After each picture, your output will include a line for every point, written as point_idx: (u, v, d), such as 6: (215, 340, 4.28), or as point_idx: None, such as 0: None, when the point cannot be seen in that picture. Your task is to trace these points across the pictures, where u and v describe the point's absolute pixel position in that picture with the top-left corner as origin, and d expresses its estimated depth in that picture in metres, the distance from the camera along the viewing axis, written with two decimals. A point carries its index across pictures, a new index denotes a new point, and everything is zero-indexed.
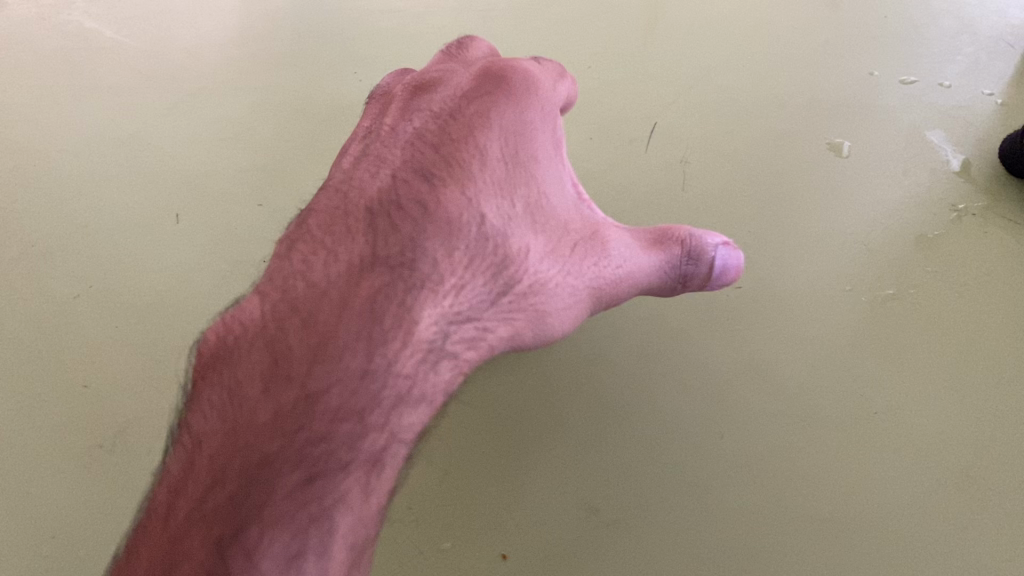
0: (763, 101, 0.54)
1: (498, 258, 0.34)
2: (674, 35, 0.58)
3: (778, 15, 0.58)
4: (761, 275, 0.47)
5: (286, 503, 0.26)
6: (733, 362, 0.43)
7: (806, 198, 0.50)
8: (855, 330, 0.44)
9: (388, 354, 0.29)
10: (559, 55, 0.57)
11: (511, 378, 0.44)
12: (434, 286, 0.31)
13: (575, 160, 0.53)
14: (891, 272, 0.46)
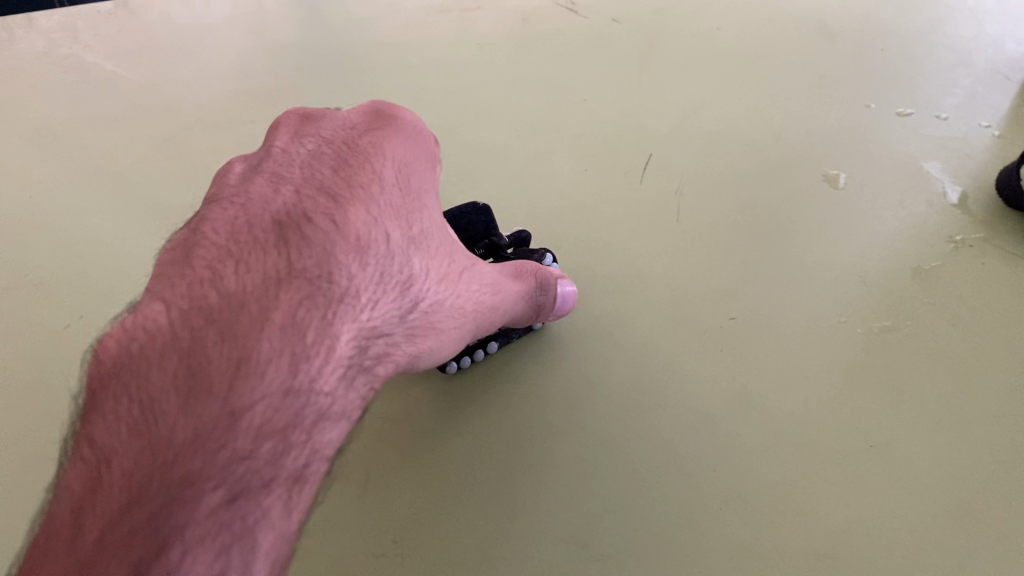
0: (760, 135, 0.55)
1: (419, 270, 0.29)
2: (675, 74, 0.60)
3: (777, 55, 0.60)
4: (755, 307, 0.46)
5: (207, 523, 0.21)
6: (725, 395, 0.43)
7: (801, 229, 0.50)
8: (848, 364, 0.44)
9: (309, 365, 0.24)
10: (562, 91, 0.59)
11: (499, 413, 0.43)
12: (354, 303, 0.26)
13: (568, 190, 0.53)
14: (887, 305, 0.46)
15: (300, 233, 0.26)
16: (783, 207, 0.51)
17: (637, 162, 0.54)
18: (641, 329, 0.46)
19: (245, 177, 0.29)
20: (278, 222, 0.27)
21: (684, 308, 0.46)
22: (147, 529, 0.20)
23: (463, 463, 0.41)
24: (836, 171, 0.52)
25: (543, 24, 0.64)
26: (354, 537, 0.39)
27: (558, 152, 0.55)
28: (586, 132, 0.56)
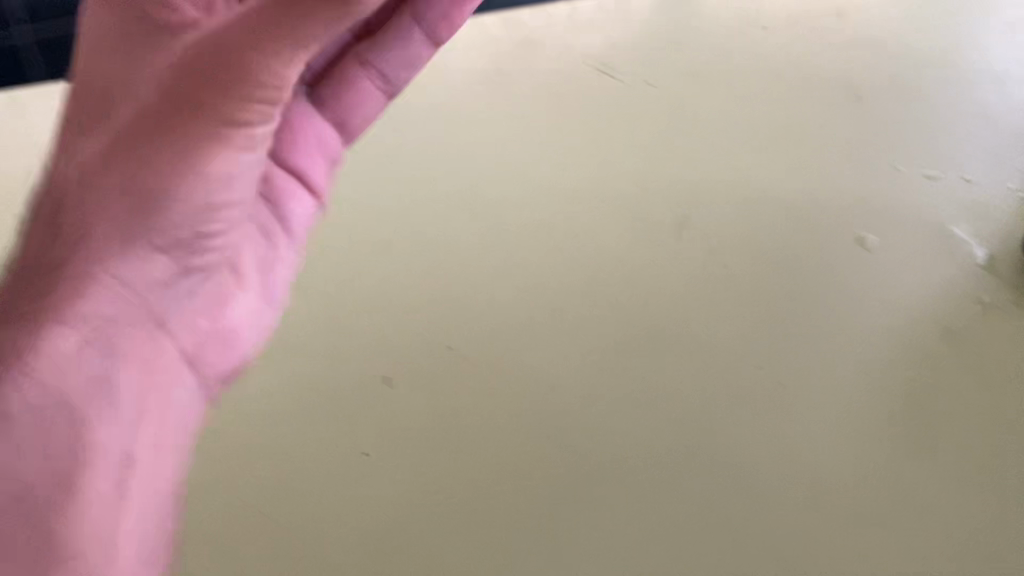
0: (793, 198, 0.57)
1: (297, 193, 0.43)
2: (707, 122, 0.61)
3: (808, 104, 0.61)
4: (790, 368, 0.52)
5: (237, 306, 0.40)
6: (766, 448, 0.50)
7: (836, 293, 0.54)
8: (874, 418, 0.50)
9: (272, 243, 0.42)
10: (596, 138, 0.60)
11: (563, 449, 0.50)
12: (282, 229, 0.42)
13: (608, 252, 0.56)
14: (912, 366, 0.51)
15: (179, 99, 0.34)
16: (813, 270, 0.55)
17: (671, 220, 0.56)
18: (664, 386, 0.52)
19: (110, 46, 0.37)
20: (177, 66, 0.34)
21: (728, 369, 0.52)
22: (74, 421, 0.34)
23: (549, 497, 0.49)
24: (864, 233, 0.56)
25: (579, 57, 0.64)
26: (222, 485, 0.51)
27: (596, 213, 0.57)
28: (623, 183, 0.58)
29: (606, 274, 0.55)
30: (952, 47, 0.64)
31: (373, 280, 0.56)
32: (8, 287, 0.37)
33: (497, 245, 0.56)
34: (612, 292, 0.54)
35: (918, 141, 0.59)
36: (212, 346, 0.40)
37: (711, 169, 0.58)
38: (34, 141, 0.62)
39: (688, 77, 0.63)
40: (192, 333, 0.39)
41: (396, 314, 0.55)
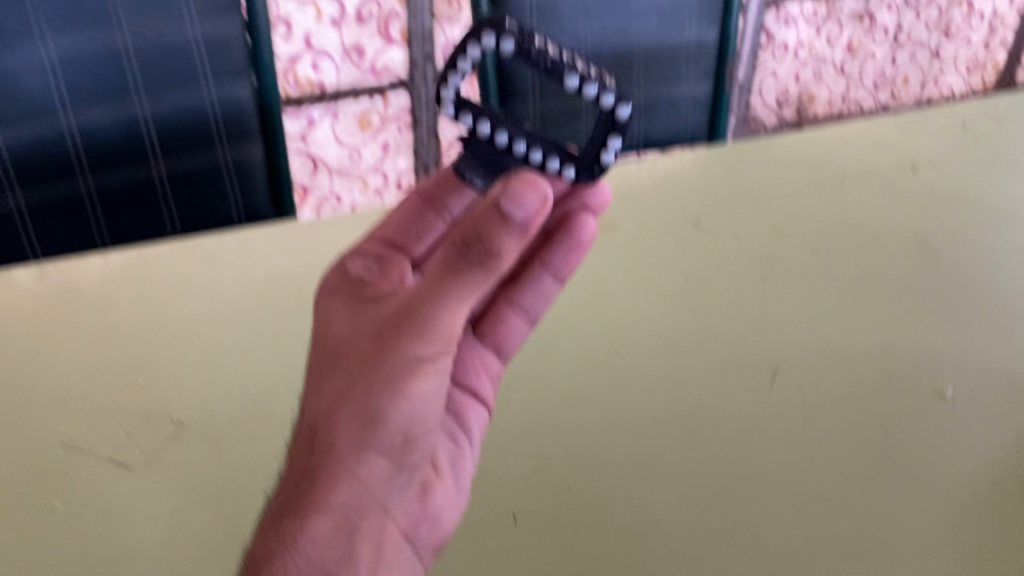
0: (875, 353, 0.67)
1: (473, 406, 0.61)
2: (793, 293, 0.73)
3: (882, 280, 0.74)
4: (892, 490, 0.58)
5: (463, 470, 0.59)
6: (881, 553, 0.55)
7: (923, 431, 0.61)
8: (975, 535, 0.55)
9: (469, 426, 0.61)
10: (695, 303, 0.72)
11: (689, 547, 0.56)
12: (475, 413, 0.61)
13: (707, 394, 0.64)
14: (1002, 493, 0.57)
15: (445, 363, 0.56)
16: (895, 416, 0.62)
17: (765, 374, 0.65)
18: (787, 518, 0.57)
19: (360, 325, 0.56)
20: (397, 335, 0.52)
21: (831, 489, 0.58)
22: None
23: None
24: (942, 384, 0.64)
25: (670, 249, 0.79)
26: None
27: (696, 363, 0.67)
28: (718, 343, 0.68)
29: (711, 420, 0.62)
30: (983, 239, 0.78)
31: (504, 428, 0.63)
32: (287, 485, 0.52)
33: (611, 391, 0.65)
34: (719, 436, 0.61)
35: (973, 309, 0.70)
36: (427, 509, 0.55)
37: (796, 333, 0.69)
38: (211, 301, 0.75)
39: (772, 262, 0.76)
40: (414, 504, 0.55)
41: (529, 458, 0.61)
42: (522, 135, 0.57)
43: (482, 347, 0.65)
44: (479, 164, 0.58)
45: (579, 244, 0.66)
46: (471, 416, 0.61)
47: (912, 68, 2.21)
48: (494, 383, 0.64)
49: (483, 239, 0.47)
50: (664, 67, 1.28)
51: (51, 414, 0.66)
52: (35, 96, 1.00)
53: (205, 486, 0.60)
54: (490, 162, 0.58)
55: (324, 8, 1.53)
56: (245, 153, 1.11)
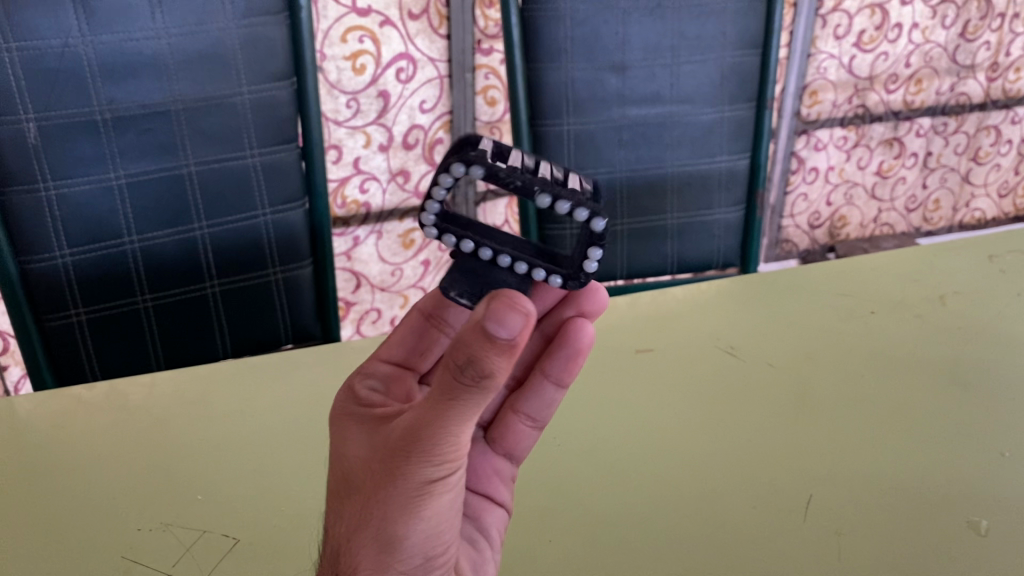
0: (907, 480, 0.68)
1: (490, 509, 0.65)
2: (825, 419, 0.75)
3: (913, 409, 0.76)
4: None
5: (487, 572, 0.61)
6: None
7: (960, 557, 0.61)
8: None
9: (487, 531, 0.63)
10: (730, 427, 0.74)
11: None
12: (493, 518, 0.64)
13: (741, 515, 0.65)
14: None
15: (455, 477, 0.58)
16: (934, 544, 0.62)
17: (798, 502, 0.66)
18: None
19: (365, 448, 0.60)
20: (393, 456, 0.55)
21: None
22: None
23: None
24: (976, 517, 0.64)
25: (703, 376, 0.81)
26: None
27: (729, 485, 0.68)
28: (751, 469, 0.69)
29: (748, 545, 0.63)
30: (1012, 372, 0.80)
31: (541, 547, 0.64)
32: None
33: (646, 513, 0.66)
34: (756, 561, 0.61)
35: (1003, 442, 0.71)
36: None
37: (828, 462, 0.70)
38: (262, 418, 0.79)
39: (805, 388, 0.79)
40: None
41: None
42: (505, 249, 0.63)
43: (493, 454, 0.70)
44: (466, 281, 0.63)
45: (574, 351, 0.71)
46: (488, 519, 0.64)
47: (942, 191, 2.26)
48: (509, 487, 0.68)
49: (471, 364, 0.49)
50: (697, 195, 1.33)
51: (109, 527, 0.67)
52: (103, 218, 1.04)
53: None
54: (478, 278, 0.63)
55: (374, 136, 1.60)
56: (295, 273, 1.17)
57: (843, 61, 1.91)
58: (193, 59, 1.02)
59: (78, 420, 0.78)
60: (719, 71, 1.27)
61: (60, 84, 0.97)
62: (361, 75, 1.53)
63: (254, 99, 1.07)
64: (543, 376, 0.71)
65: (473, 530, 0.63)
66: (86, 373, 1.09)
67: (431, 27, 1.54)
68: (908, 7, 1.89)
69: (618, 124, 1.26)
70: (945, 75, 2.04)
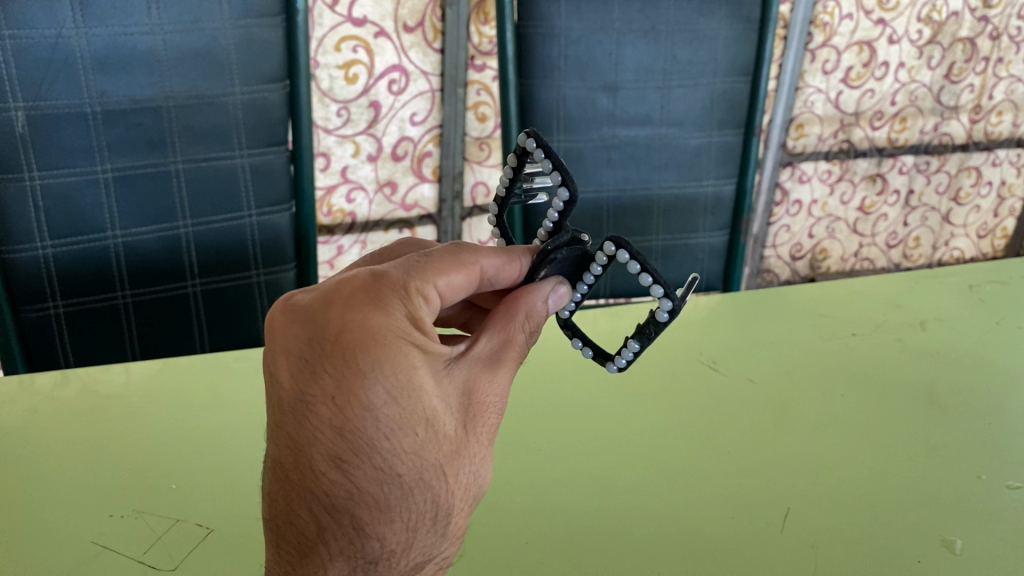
0: (880, 499, 0.68)
1: None
2: (802, 434, 0.75)
3: (889, 428, 0.76)
4: None
5: None
6: None
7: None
8: None
9: None
10: (710, 439, 0.75)
11: None
12: None
13: (717, 526, 0.65)
14: None
15: None
16: (909, 560, 0.62)
17: (776, 516, 0.66)
18: None
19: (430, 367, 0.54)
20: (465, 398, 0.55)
21: None
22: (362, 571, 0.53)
23: None
24: (951, 536, 0.64)
25: (685, 389, 0.81)
26: None
27: (707, 499, 0.68)
28: (732, 481, 0.70)
29: (725, 556, 0.62)
30: (989, 396, 0.81)
31: (516, 549, 0.63)
32: (332, 506, 0.51)
33: (622, 523, 0.66)
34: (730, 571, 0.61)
35: (980, 466, 0.72)
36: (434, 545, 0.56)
37: (807, 478, 0.70)
38: (242, 413, 0.78)
39: (783, 404, 0.79)
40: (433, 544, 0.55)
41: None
42: None
43: None
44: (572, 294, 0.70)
45: None
46: None
47: (922, 228, 2.29)
48: None
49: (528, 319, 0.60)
50: (682, 218, 1.34)
51: (79, 512, 0.66)
52: (85, 211, 1.03)
53: None
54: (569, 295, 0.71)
55: (363, 145, 1.60)
56: (278, 276, 1.17)
57: (830, 96, 1.94)
58: (187, 56, 1.02)
59: (50, 409, 0.77)
60: (710, 97, 1.28)
61: (51, 75, 0.96)
62: (353, 85, 1.53)
63: (247, 100, 1.07)
64: None
65: None
66: (59, 363, 1.08)
67: (426, 41, 1.54)
68: (896, 46, 1.92)
69: (607, 143, 1.27)
70: (929, 114, 2.07)
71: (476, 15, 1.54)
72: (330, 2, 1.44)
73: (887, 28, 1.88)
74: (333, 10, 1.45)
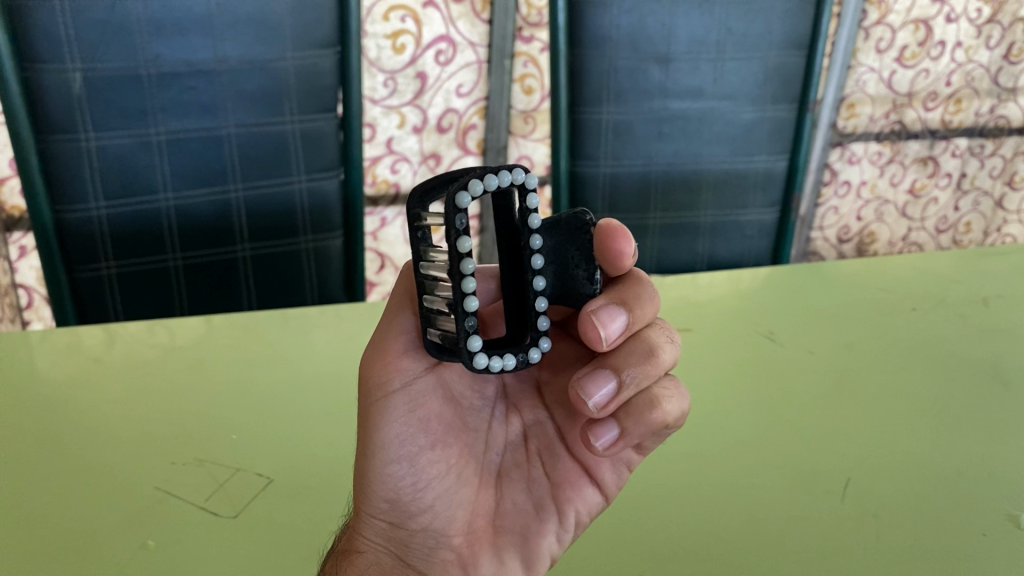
0: (942, 472, 0.66)
1: (582, 493, 0.59)
2: (860, 406, 0.74)
3: (951, 402, 0.75)
4: None
5: (469, 514, 0.59)
6: None
7: (998, 547, 0.59)
8: None
9: (497, 496, 0.60)
10: (768, 408, 0.74)
11: None
12: (546, 509, 0.59)
13: (777, 493, 0.64)
14: None
15: (414, 394, 0.57)
16: (973, 533, 0.60)
17: (837, 484, 0.65)
18: None
19: None
20: None
21: None
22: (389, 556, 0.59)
23: None
24: (1016, 511, 0.63)
25: (739, 360, 0.80)
26: None
27: (766, 468, 0.67)
28: (788, 452, 0.69)
29: (785, 523, 0.62)
30: None
31: None
32: None
33: (678, 490, 0.65)
34: (790, 539, 0.60)
35: None
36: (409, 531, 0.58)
37: (865, 450, 0.69)
38: (298, 372, 0.79)
39: (840, 377, 0.78)
40: (402, 526, 0.58)
41: (601, 542, 0.61)
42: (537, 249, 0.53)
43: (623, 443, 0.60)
44: (550, 235, 0.55)
45: (626, 362, 0.57)
46: (567, 495, 0.59)
47: (974, 214, 2.23)
48: (622, 470, 0.60)
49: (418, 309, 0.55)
50: (733, 195, 1.32)
51: (141, 461, 0.67)
52: (139, 172, 1.04)
53: (273, 528, 0.61)
54: (554, 237, 0.55)
55: (409, 117, 1.60)
56: (326, 243, 1.17)
57: (883, 75, 1.89)
58: (241, 21, 1.02)
59: (105, 369, 0.78)
60: (764, 70, 1.26)
61: (107, 37, 0.97)
62: (400, 55, 1.53)
63: (298, 66, 1.07)
64: (607, 401, 0.56)
65: (498, 495, 0.60)
66: (110, 316, 1.09)
67: (474, 11, 1.54)
68: (953, 25, 1.88)
69: (659, 116, 1.25)
70: (985, 96, 2.02)
71: None
72: None
73: (945, 6, 1.84)
74: None
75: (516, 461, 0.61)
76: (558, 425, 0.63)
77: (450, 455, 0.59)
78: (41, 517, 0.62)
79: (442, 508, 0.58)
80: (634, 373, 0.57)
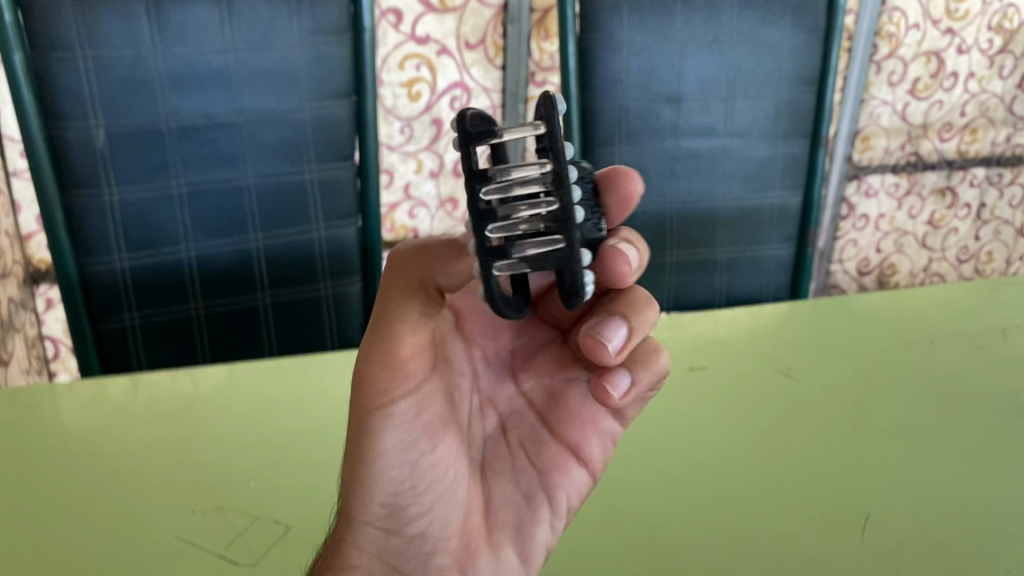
0: (963, 506, 0.66)
1: (571, 477, 0.62)
2: (880, 441, 0.74)
3: (971, 435, 0.74)
4: None
5: (467, 515, 0.60)
6: None
7: None
8: None
9: (489, 492, 0.62)
10: (787, 445, 0.74)
11: None
12: (541, 504, 0.61)
13: (796, 531, 0.64)
14: None
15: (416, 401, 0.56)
16: (996, 569, 0.60)
17: (856, 521, 0.65)
18: None
19: None
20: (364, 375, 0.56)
21: None
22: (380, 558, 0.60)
23: None
24: None
25: (757, 395, 0.80)
26: None
27: (786, 506, 0.67)
28: (807, 488, 0.68)
29: (804, 561, 0.61)
30: None
31: (589, 547, 0.63)
32: None
33: (696, 528, 0.65)
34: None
35: None
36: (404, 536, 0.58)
37: (885, 485, 0.68)
38: (319, 419, 0.80)
39: (859, 412, 0.78)
40: (398, 532, 0.58)
41: None
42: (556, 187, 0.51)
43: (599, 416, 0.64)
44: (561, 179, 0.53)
45: (634, 308, 0.59)
46: (557, 480, 0.62)
47: (995, 243, 2.22)
48: (605, 442, 0.64)
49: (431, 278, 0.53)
50: (748, 231, 1.33)
51: (162, 511, 0.68)
52: (160, 224, 1.06)
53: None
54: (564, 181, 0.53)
55: (425, 162, 1.62)
56: (344, 289, 1.19)
57: (896, 108, 1.90)
58: (258, 74, 1.05)
59: (127, 420, 0.79)
60: (775, 107, 1.27)
61: (130, 93, 0.99)
62: (415, 103, 1.55)
63: (315, 117, 1.09)
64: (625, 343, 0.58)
65: (489, 491, 0.61)
66: (133, 367, 1.11)
67: (487, 58, 1.56)
68: (965, 56, 1.88)
69: (672, 155, 1.26)
70: (1000, 125, 2.02)
71: (538, 31, 1.55)
72: (394, 21, 1.47)
73: (956, 38, 1.84)
74: (396, 29, 1.48)
75: (498, 453, 0.63)
76: (536, 411, 0.64)
77: (449, 460, 0.59)
78: (65, 566, 0.62)
79: (439, 512, 0.58)
80: (642, 319, 0.58)
